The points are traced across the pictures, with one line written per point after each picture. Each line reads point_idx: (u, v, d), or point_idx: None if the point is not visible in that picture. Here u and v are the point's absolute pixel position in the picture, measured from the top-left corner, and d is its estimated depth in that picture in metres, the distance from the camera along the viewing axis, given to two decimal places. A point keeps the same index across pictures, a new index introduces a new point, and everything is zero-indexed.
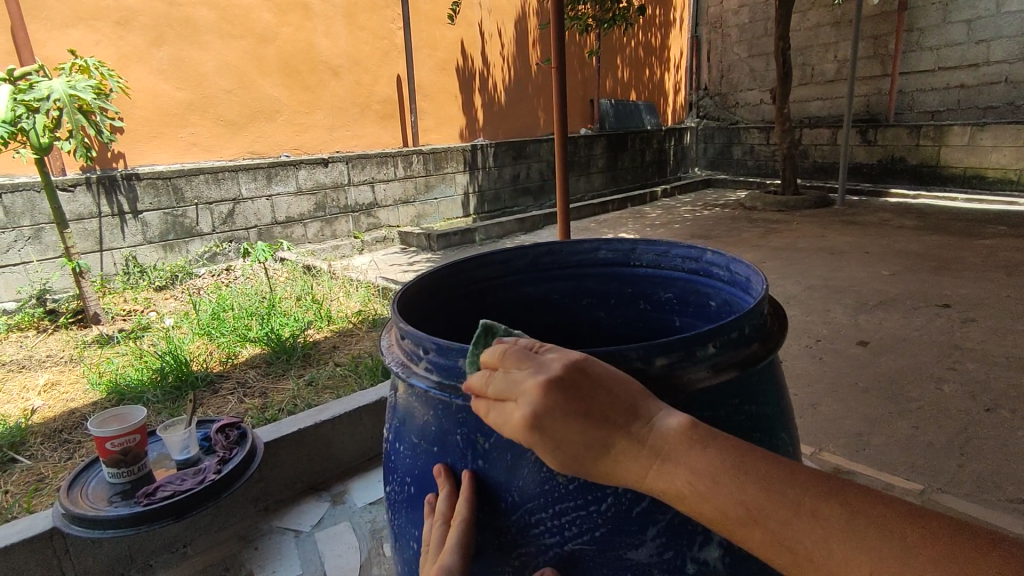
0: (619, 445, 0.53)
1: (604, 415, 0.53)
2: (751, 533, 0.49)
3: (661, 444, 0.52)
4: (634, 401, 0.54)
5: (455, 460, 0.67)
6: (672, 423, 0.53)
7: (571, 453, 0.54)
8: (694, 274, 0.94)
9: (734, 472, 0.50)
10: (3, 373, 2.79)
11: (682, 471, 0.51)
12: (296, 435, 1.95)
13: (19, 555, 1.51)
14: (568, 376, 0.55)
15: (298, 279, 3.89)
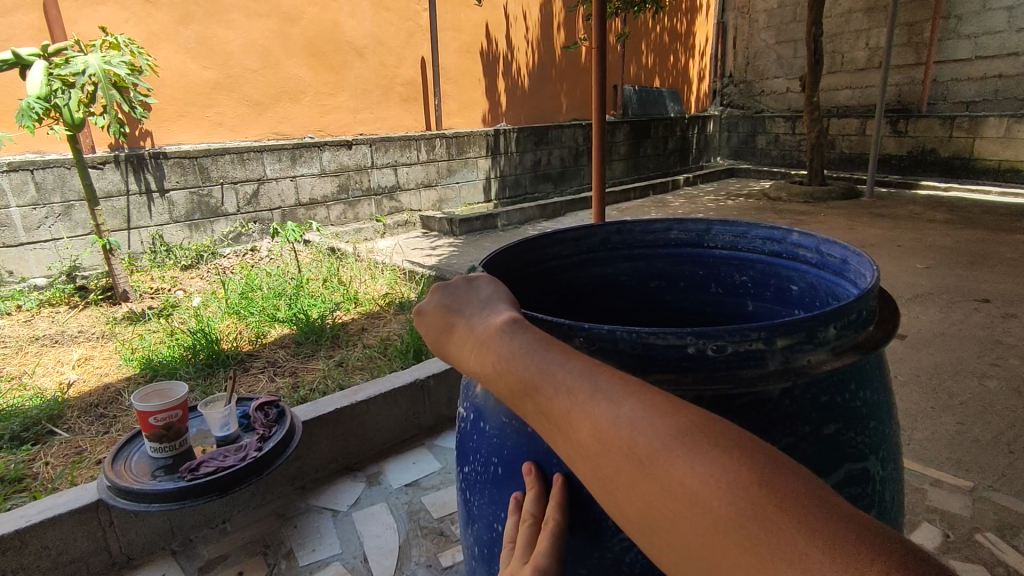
0: (458, 333, 0.64)
1: (457, 308, 0.66)
2: (527, 406, 0.55)
3: (483, 332, 0.62)
4: (490, 304, 0.66)
5: (550, 439, 0.64)
6: (498, 318, 0.62)
7: (429, 333, 0.67)
8: (775, 256, 0.92)
9: (525, 355, 0.56)
10: (38, 347, 2.82)
11: (486, 350, 0.59)
12: (333, 414, 1.95)
13: (66, 525, 1.53)
14: (454, 284, 0.70)
15: (324, 260, 3.87)
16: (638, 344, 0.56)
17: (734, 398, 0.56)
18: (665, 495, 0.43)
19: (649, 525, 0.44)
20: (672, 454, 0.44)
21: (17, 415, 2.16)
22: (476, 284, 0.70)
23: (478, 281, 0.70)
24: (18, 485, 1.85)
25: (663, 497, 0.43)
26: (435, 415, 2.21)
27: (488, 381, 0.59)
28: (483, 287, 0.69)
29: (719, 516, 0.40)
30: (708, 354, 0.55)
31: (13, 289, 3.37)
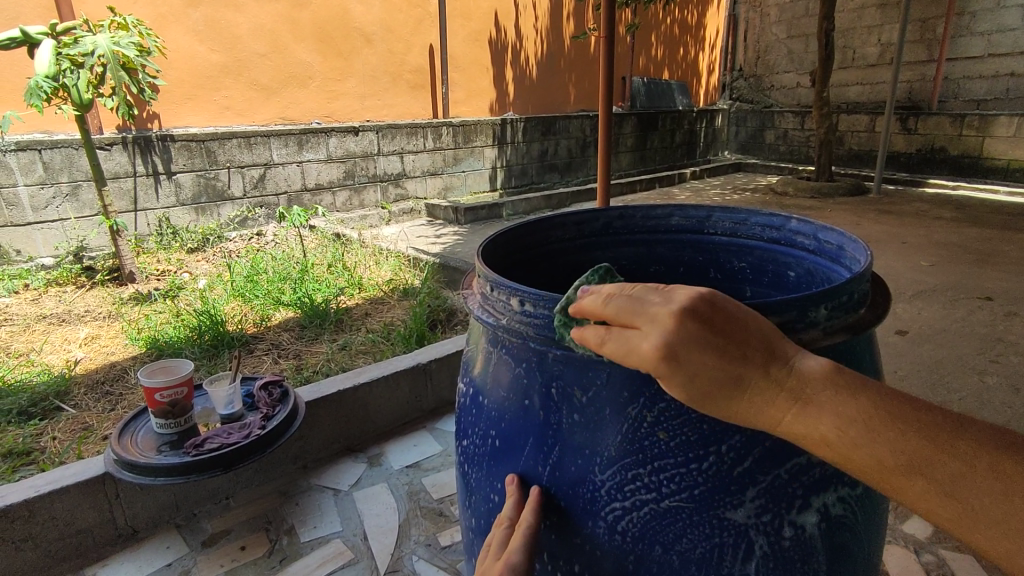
0: (753, 384, 0.51)
1: (742, 349, 0.51)
2: (908, 483, 0.48)
3: (799, 385, 0.51)
4: (768, 338, 0.52)
5: (546, 414, 0.66)
6: (810, 363, 0.51)
7: (701, 386, 0.52)
8: (773, 243, 0.93)
9: (894, 423, 0.48)
10: (46, 325, 2.85)
11: (834, 413, 0.49)
12: (337, 395, 1.97)
13: (73, 495, 1.56)
14: (707, 309, 0.51)
15: (329, 246, 3.89)
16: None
17: None
18: None
19: None
20: None
21: (25, 391, 2.20)
22: (724, 304, 0.53)
23: (724, 300, 0.53)
24: (26, 458, 1.88)
25: None
26: (436, 399, 2.24)
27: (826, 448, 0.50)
28: (732, 305, 0.53)
29: None
30: None
31: (22, 268, 3.41)
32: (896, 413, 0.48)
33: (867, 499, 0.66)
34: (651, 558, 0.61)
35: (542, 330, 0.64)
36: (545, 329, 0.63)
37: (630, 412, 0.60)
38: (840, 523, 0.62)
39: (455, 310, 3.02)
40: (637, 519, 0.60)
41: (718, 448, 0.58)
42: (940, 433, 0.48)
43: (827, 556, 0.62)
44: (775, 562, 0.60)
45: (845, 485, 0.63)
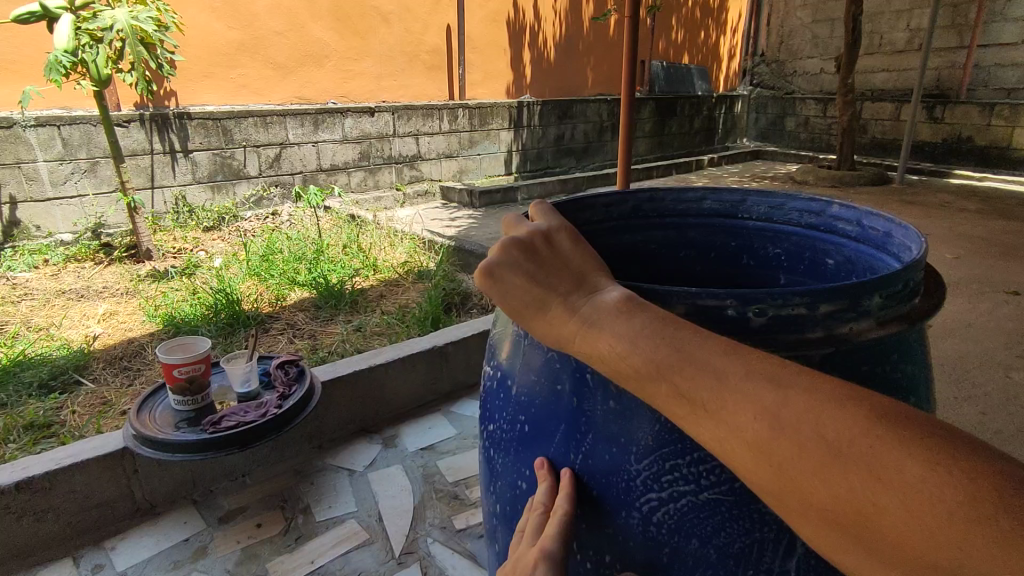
0: (556, 307, 0.57)
1: (550, 276, 0.59)
2: (656, 390, 0.51)
3: (592, 310, 0.56)
4: (582, 277, 0.60)
5: (579, 398, 0.64)
6: (608, 294, 0.56)
7: (513, 302, 0.59)
8: (812, 229, 0.90)
9: (650, 336, 0.51)
10: (66, 301, 2.87)
11: (609, 331, 0.54)
12: (352, 376, 1.97)
13: (93, 469, 1.57)
14: (533, 244, 0.62)
15: (344, 227, 3.87)
16: (696, 307, 0.55)
17: None
18: (870, 481, 0.39)
19: (847, 518, 0.40)
20: (869, 437, 0.40)
21: (46, 364, 2.22)
22: (560, 249, 0.63)
23: (559, 244, 0.63)
24: (47, 431, 1.90)
25: (868, 484, 0.39)
26: (452, 382, 2.23)
27: (606, 364, 0.53)
28: (563, 248, 0.63)
29: (942, 503, 0.36)
30: (750, 318, 0.54)
31: (41, 244, 3.43)
32: (652, 325, 0.51)
33: None
34: (687, 552, 0.59)
35: None
36: None
37: None
38: None
39: (471, 293, 3.00)
40: (674, 511, 0.58)
41: None
42: (682, 338, 0.50)
43: None
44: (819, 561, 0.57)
45: None
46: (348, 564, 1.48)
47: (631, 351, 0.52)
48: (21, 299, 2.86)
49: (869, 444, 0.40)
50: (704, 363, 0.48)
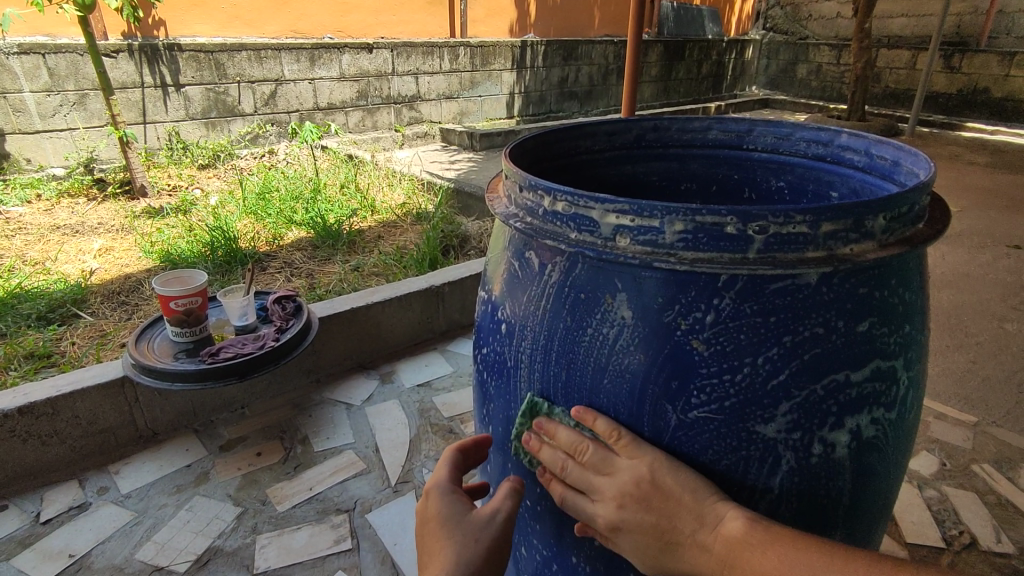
0: (686, 548, 0.56)
1: (672, 524, 0.56)
2: None
3: (726, 551, 0.54)
4: (699, 509, 0.55)
5: (564, 342, 0.63)
6: (733, 528, 0.54)
7: (641, 549, 0.58)
8: (817, 160, 0.88)
9: (797, 571, 0.52)
10: (61, 236, 2.84)
11: (756, 572, 0.53)
12: (349, 313, 1.97)
13: (95, 396, 1.59)
14: (638, 487, 0.57)
15: (342, 167, 3.81)
16: (694, 223, 0.54)
17: (768, 284, 0.54)
18: None
19: None
20: None
21: (43, 297, 2.23)
22: (666, 482, 0.56)
23: (660, 475, 0.56)
24: (47, 360, 1.92)
25: None
26: (448, 322, 2.24)
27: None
28: (671, 483, 0.56)
29: None
30: (749, 236, 0.53)
31: (33, 177, 3.37)
32: (797, 561, 0.52)
33: (900, 423, 0.63)
34: None
35: (581, 233, 0.59)
36: (583, 230, 0.59)
37: (664, 319, 0.57)
38: (870, 446, 0.61)
39: (469, 235, 2.97)
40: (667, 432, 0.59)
41: (753, 359, 0.56)
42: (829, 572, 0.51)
43: (853, 473, 0.61)
44: (800, 478, 0.59)
45: (879, 406, 0.60)
46: (345, 491, 1.52)
47: None
48: (15, 235, 2.82)
49: None
50: None
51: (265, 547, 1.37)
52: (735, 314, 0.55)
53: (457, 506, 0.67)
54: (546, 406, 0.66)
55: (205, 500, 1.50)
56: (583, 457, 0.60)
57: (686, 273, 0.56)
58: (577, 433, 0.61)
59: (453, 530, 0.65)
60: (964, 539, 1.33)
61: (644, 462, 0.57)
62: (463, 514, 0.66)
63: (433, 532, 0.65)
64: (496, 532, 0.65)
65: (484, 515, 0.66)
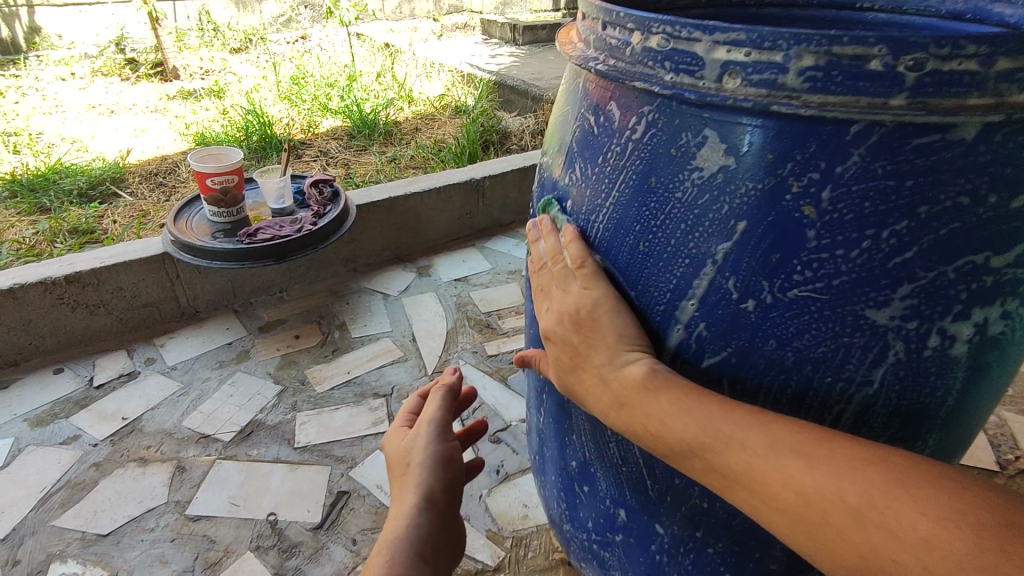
0: (590, 374, 0.59)
1: (588, 350, 0.58)
2: (691, 464, 0.53)
3: (621, 388, 0.56)
4: (615, 347, 0.57)
5: (642, 182, 0.55)
6: (636, 370, 0.55)
7: (560, 361, 0.62)
8: (954, 18, 0.72)
9: (679, 411, 0.52)
10: (97, 114, 2.80)
11: (643, 415, 0.54)
12: (387, 202, 1.91)
13: (137, 270, 1.60)
14: (579, 312, 0.58)
15: (378, 55, 3.61)
16: (827, 56, 0.43)
17: (910, 138, 0.45)
18: (890, 536, 0.44)
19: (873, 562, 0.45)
20: (882, 489, 0.45)
21: (82, 173, 2.21)
22: (601, 315, 0.57)
23: (599, 311, 0.58)
24: (90, 235, 1.93)
25: (883, 535, 0.44)
26: (487, 219, 2.16)
27: (642, 437, 0.55)
28: (606, 318, 0.57)
29: (950, 553, 0.42)
30: (902, 72, 0.42)
31: (66, 54, 3.34)
32: (686, 400, 0.53)
33: None
34: (759, 354, 0.53)
35: (678, 73, 0.50)
36: (682, 69, 0.49)
37: (771, 182, 0.48)
38: (992, 343, 0.53)
39: (510, 132, 2.82)
40: (756, 314, 0.52)
41: (875, 232, 0.47)
42: (713, 418, 0.52)
43: (966, 373, 0.53)
44: (906, 371, 0.52)
45: (1014, 298, 0.51)
46: (383, 377, 1.53)
47: (663, 430, 0.54)
48: (53, 112, 2.78)
49: (887, 504, 0.45)
50: (731, 441, 0.50)
51: (305, 424, 1.39)
52: (861, 175, 0.46)
53: (400, 446, 0.91)
54: (556, 210, 0.65)
55: (247, 376, 1.52)
56: (556, 261, 0.62)
57: (806, 123, 0.46)
58: (563, 234, 0.62)
59: (399, 467, 0.89)
60: (1019, 466, 1.27)
61: (596, 292, 0.58)
62: (403, 449, 0.90)
63: (393, 472, 0.91)
64: (419, 451, 0.88)
65: (413, 441, 0.89)
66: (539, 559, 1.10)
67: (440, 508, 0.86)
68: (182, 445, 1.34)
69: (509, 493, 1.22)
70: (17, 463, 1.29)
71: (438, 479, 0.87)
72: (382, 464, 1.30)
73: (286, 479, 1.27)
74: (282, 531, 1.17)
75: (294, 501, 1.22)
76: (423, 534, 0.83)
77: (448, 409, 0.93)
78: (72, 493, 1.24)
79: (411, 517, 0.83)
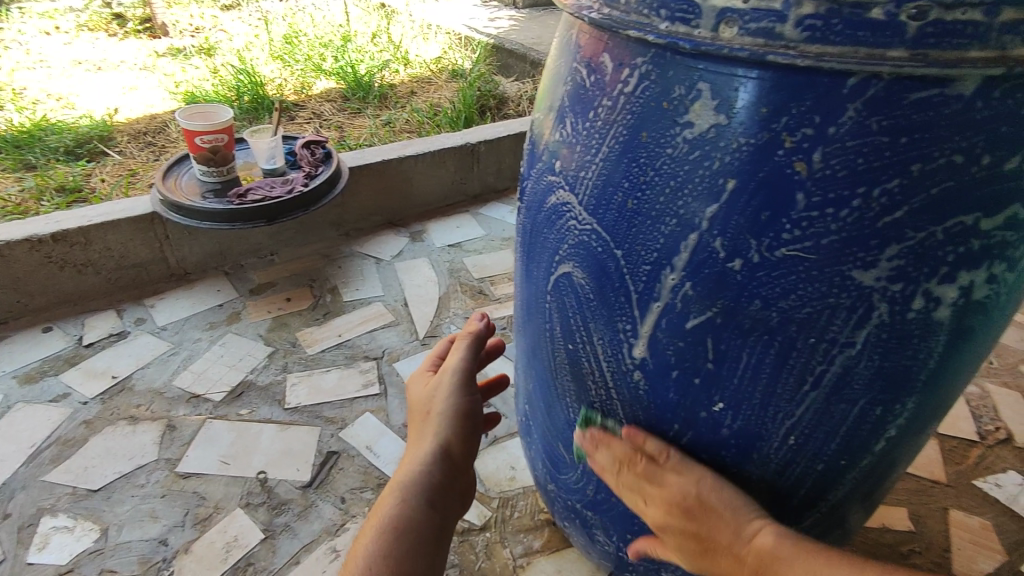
0: (719, 550, 0.65)
1: (709, 531, 0.64)
2: None
3: (757, 561, 0.62)
4: (736, 524, 0.62)
5: (631, 138, 0.53)
6: (765, 542, 0.61)
7: (679, 535, 0.67)
8: None
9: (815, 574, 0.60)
10: (84, 71, 2.73)
11: None
12: (380, 165, 1.88)
13: (126, 229, 1.58)
14: (687, 503, 0.63)
15: (373, 15, 3.51)
16: (828, 4, 0.42)
17: (909, 92, 0.44)
18: None
19: None
20: None
21: (69, 131, 2.16)
22: (710, 500, 0.62)
23: (706, 491, 0.63)
24: (77, 194, 1.90)
25: None
26: (481, 185, 2.13)
27: None
28: (718, 501, 0.62)
29: None
30: (904, 22, 0.41)
31: (51, 8, 3.26)
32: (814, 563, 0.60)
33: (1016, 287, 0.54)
34: (745, 314, 0.53)
35: (674, 22, 0.48)
36: (678, 17, 0.48)
37: (764, 137, 0.47)
38: (978, 307, 0.52)
39: (506, 97, 2.77)
40: (742, 275, 0.51)
41: (867, 190, 0.46)
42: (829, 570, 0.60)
43: (949, 336, 0.53)
44: (890, 333, 0.52)
45: (1001, 262, 0.51)
46: (374, 340, 1.53)
47: None
48: (37, 67, 2.71)
49: None
50: None
51: (295, 386, 1.40)
52: (857, 131, 0.45)
53: (422, 392, 0.92)
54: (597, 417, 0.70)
55: (238, 337, 1.52)
56: (633, 460, 0.65)
57: (803, 75, 0.45)
58: (631, 434, 0.65)
59: (420, 414, 0.90)
60: (999, 435, 1.27)
61: (692, 482, 0.63)
62: (425, 395, 0.90)
63: (413, 417, 0.92)
64: (440, 402, 0.87)
65: (434, 390, 0.89)
66: (525, 519, 1.12)
67: (455, 460, 0.86)
68: (172, 404, 1.35)
69: (497, 455, 1.23)
70: (7, 419, 1.30)
71: (455, 432, 0.86)
72: (372, 425, 1.31)
73: (276, 439, 1.27)
74: (271, 489, 1.18)
75: (284, 460, 1.23)
76: (435, 479, 0.84)
77: (471, 362, 0.91)
78: (63, 450, 1.24)
79: (425, 462, 0.84)
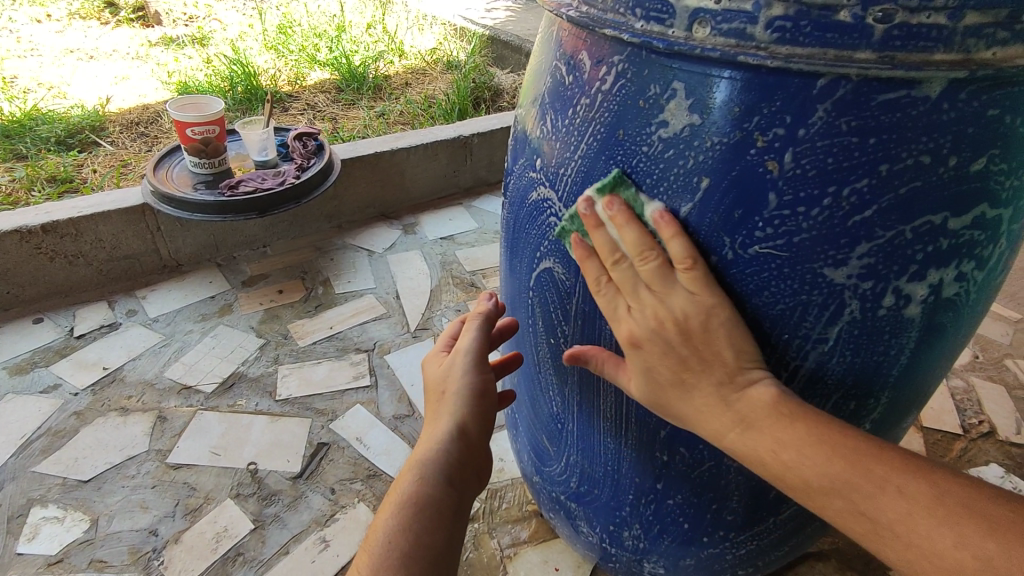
0: (701, 390, 0.53)
1: (703, 365, 0.52)
2: (826, 502, 0.51)
3: (747, 410, 0.52)
4: (735, 368, 0.52)
5: (609, 134, 0.54)
6: (765, 393, 0.52)
7: (653, 373, 0.55)
8: None
9: (818, 447, 0.50)
10: (76, 59, 2.72)
11: (783, 445, 0.51)
12: (372, 157, 1.88)
13: (116, 221, 1.58)
14: (689, 321, 0.51)
15: (369, 5, 3.49)
16: (796, 6, 0.43)
17: (876, 94, 0.44)
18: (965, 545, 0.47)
19: None
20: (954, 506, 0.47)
21: (60, 121, 2.15)
22: (716, 328, 0.51)
23: (715, 322, 0.51)
24: (69, 185, 1.89)
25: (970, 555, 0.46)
26: (474, 178, 2.13)
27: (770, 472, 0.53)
28: (722, 331, 0.51)
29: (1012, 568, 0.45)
30: (870, 25, 0.42)
31: None
32: (824, 436, 0.50)
33: (985, 285, 0.55)
34: None
35: (649, 21, 0.49)
36: (653, 16, 0.48)
37: (737, 136, 0.47)
38: (947, 304, 0.53)
39: (501, 89, 2.76)
40: (716, 272, 0.52)
41: (837, 189, 0.47)
42: (838, 441, 0.50)
43: (920, 333, 0.54)
44: (861, 330, 0.53)
45: (970, 261, 0.52)
46: (365, 333, 1.53)
47: (795, 464, 0.51)
48: (28, 55, 2.69)
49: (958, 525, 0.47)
50: (857, 466, 0.49)
51: (286, 378, 1.40)
52: (826, 131, 0.45)
53: (436, 374, 0.76)
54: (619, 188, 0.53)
55: (229, 329, 1.53)
56: (646, 257, 0.51)
57: (774, 76, 0.45)
58: (658, 214, 0.51)
59: (434, 397, 0.74)
60: (982, 429, 1.29)
61: (709, 298, 0.51)
62: (440, 375, 0.75)
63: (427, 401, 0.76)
64: (457, 380, 0.73)
65: (450, 369, 0.74)
66: (513, 510, 1.13)
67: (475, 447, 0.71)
68: (163, 395, 1.35)
69: None
70: None
71: (476, 415, 0.72)
72: (362, 417, 1.32)
73: (267, 431, 1.28)
74: (261, 480, 1.19)
75: (274, 451, 1.24)
76: (455, 462, 0.69)
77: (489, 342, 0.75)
78: (53, 441, 1.25)
79: (444, 443, 0.69)
